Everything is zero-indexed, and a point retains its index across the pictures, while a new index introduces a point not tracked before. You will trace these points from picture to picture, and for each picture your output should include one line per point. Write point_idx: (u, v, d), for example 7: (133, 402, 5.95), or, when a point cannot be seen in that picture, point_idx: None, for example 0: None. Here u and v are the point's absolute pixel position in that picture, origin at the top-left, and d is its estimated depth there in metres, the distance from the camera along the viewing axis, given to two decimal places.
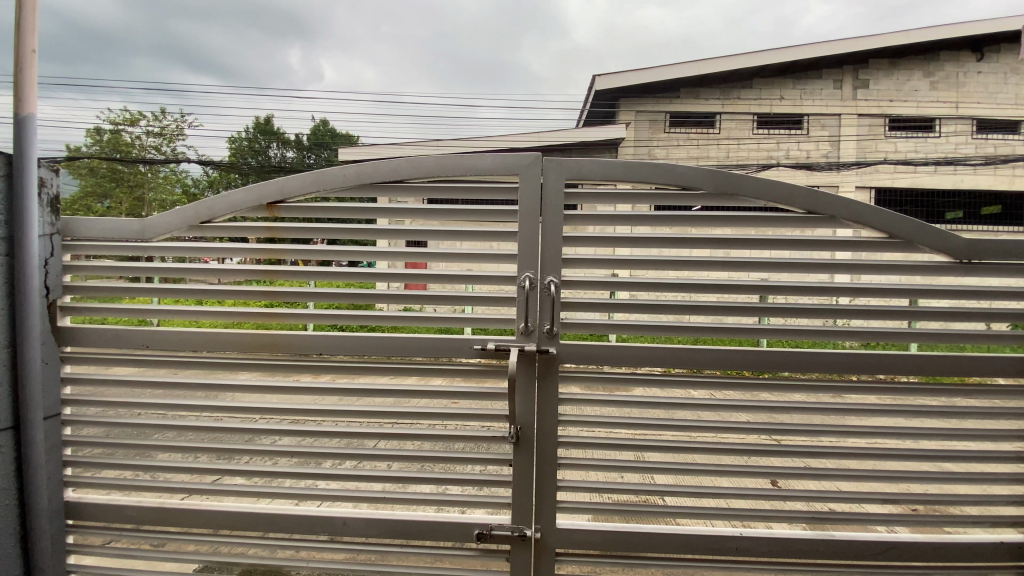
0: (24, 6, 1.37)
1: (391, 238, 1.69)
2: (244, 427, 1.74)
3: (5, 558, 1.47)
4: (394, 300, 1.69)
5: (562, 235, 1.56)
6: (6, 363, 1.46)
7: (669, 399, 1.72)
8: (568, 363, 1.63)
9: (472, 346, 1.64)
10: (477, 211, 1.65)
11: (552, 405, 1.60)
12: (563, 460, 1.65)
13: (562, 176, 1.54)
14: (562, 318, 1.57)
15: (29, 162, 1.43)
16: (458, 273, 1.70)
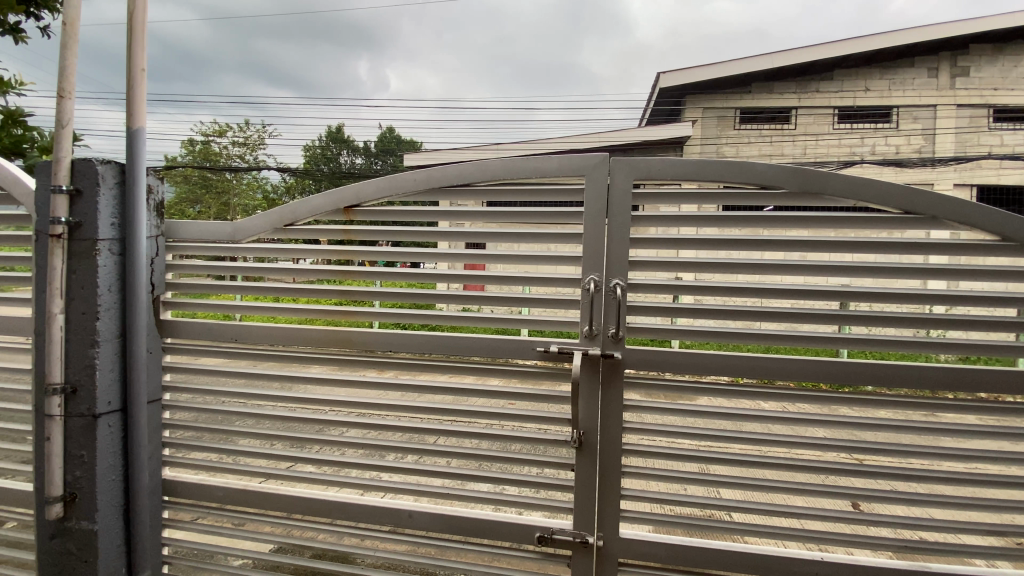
0: (135, 30, 1.53)
1: (453, 240, 1.72)
2: (314, 418, 1.83)
3: (112, 527, 1.63)
4: (453, 301, 1.73)
5: (629, 237, 1.53)
6: (117, 352, 1.63)
7: (738, 410, 1.62)
8: (631, 369, 1.59)
9: (534, 349, 1.62)
10: (537, 213, 1.63)
11: (616, 411, 1.57)
12: (626, 468, 1.61)
13: (630, 176, 1.50)
14: (627, 322, 1.54)
15: (139, 170, 1.58)
16: (517, 275, 1.70)
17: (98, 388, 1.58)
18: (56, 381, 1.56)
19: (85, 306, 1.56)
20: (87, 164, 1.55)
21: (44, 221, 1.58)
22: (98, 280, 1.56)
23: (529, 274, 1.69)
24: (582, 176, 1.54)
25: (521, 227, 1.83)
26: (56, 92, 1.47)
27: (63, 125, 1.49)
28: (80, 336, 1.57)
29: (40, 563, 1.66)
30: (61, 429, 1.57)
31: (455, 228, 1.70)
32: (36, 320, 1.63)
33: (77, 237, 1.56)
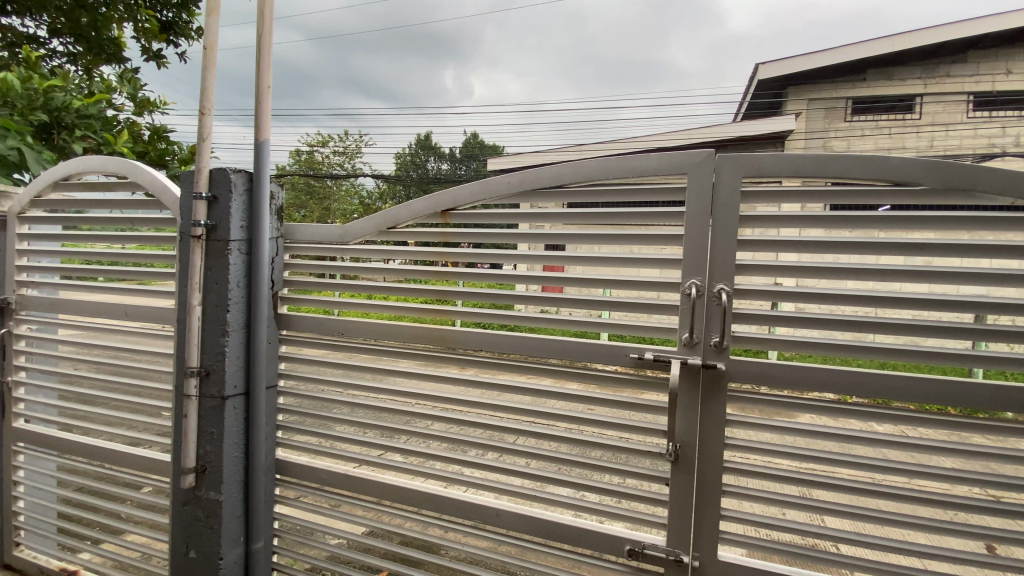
0: (264, 53, 1.70)
1: (532, 241, 1.73)
2: (404, 411, 1.91)
3: (233, 499, 1.82)
4: (531, 302, 1.74)
5: (736, 240, 1.43)
6: (242, 342, 1.82)
7: (848, 430, 1.46)
8: (735, 382, 1.49)
9: (629, 355, 1.57)
10: (622, 215, 1.59)
11: (717, 425, 1.48)
12: (726, 487, 1.51)
13: (738, 175, 1.41)
14: (732, 331, 1.44)
15: (264, 177, 1.75)
16: (595, 277, 1.65)
17: (227, 373, 1.77)
18: (194, 364, 1.77)
19: (219, 300, 1.76)
20: (222, 173, 1.75)
21: (187, 224, 1.80)
22: (229, 276, 1.76)
23: (608, 277, 1.64)
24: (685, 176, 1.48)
25: (599, 229, 1.79)
26: (199, 110, 1.67)
27: (204, 139, 1.69)
28: (214, 326, 1.77)
29: (174, 526, 1.88)
30: (196, 407, 1.79)
31: (533, 231, 1.71)
32: (178, 311, 1.86)
33: (214, 239, 1.76)
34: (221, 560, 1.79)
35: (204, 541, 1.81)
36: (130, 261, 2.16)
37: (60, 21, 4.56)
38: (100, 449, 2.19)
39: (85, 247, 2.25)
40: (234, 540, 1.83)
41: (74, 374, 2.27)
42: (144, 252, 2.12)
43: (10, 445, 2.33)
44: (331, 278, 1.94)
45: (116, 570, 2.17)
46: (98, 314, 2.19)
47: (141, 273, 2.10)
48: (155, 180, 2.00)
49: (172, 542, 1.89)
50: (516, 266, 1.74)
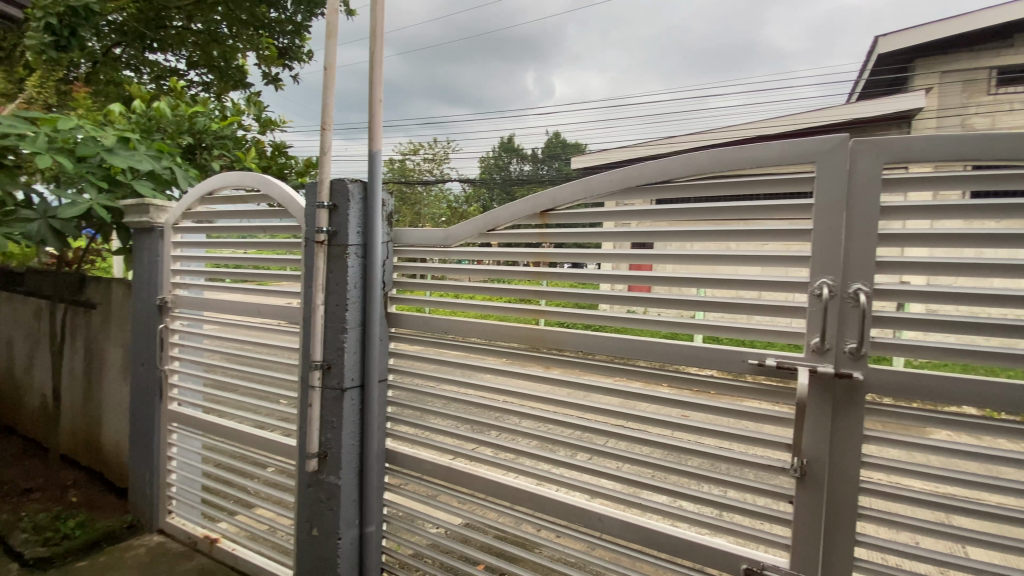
0: (375, 71, 1.84)
1: (619, 240, 1.68)
2: (495, 407, 1.89)
3: (350, 483, 1.99)
4: (617, 301, 1.69)
5: (877, 234, 1.30)
6: (358, 338, 1.98)
7: (1002, 452, 1.25)
8: (873, 394, 1.35)
9: (747, 361, 1.46)
10: (716, 210, 1.51)
11: (853, 439, 1.35)
12: (863, 510, 1.36)
13: (879, 160, 1.28)
14: (872, 336, 1.30)
15: (377, 187, 1.89)
16: (689, 276, 1.57)
17: (345, 366, 1.93)
18: (318, 358, 1.96)
19: (339, 300, 1.93)
20: (342, 183, 1.92)
21: (310, 231, 2.00)
22: (348, 278, 1.92)
23: (702, 276, 1.55)
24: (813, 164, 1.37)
25: (690, 226, 1.69)
26: (321, 126, 1.83)
27: (325, 154, 1.85)
28: (335, 324, 1.95)
29: (300, 505, 2.09)
30: (319, 397, 1.97)
31: (620, 229, 1.66)
32: (304, 310, 2.06)
33: (335, 243, 1.94)
34: (339, 539, 1.96)
35: (326, 520, 2.00)
36: (252, 264, 2.41)
37: (197, 55, 5.31)
38: (234, 432, 2.47)
39: (220, 252, 2.55)
40: (350, 522, 2.00)
41: (213, 364, 2.57)
42: (264, 257, 2.36)
43: (167, 425, 2.71)
44: (421, 279, 2.05)
45: (249, 540, 2.44)
46: (233, 311, 2.48)
47: (261, 275, 2.34)
48: (284, 192, 2.22)
49: (298, 519, 2.10)
50: (602, 265, 1.71)
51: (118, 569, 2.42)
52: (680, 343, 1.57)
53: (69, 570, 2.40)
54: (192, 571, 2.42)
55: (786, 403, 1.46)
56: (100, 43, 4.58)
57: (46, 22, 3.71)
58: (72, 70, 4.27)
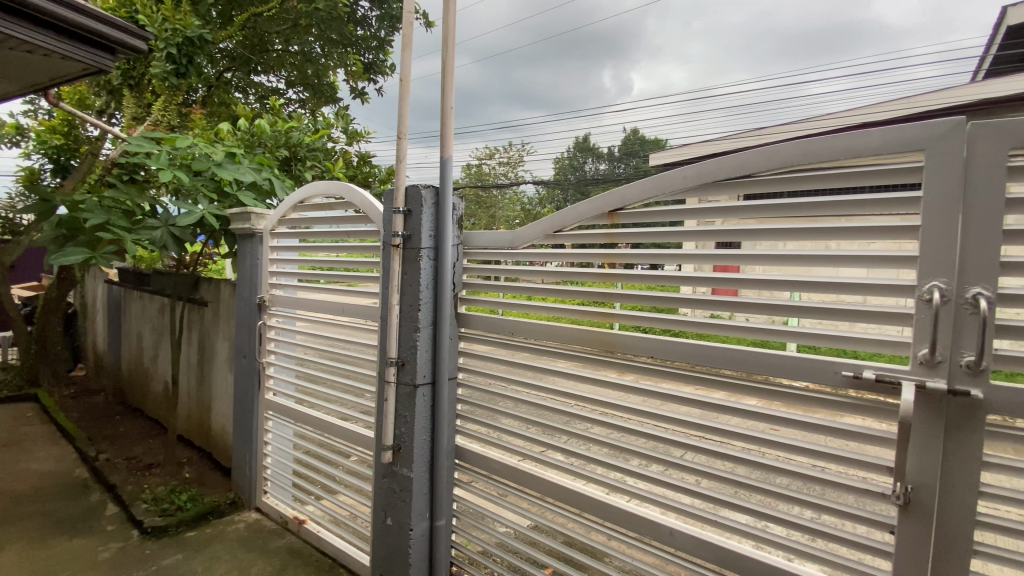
0: (447, 79, 1.90)
1: (700, 240, 1.58)
2: (564, 410, 1.87)
3: (421, 477, 2.07)
4: (698, 305, 1.60)
5: (1002, 230, 1.12)
6: (430, 337, 2.06)
7: None
8: (998, 415, 1.16)
9: (841, 372, 1.33)
10: (808, 206, 1.38)
11: (969, 466, 1.17)
12: (987, 550, 1.18)
13: (1004, 145, 1.11)
14: (996, 348, 1.13)
15: (448, 192, 1.96)
16: (779, 278, 1.45)
17: (418, 363, 2.02)
18: (393, 354, 2.06)
19: (412, 300, 2.03)
20: (416, 190, 2.01)
21: (387, 235, 2.11)
22: (420, 279, 2.00)
23: (793, 278, 1.42)
24: (922, 152, 1.22)
25: (782, 224, 1.55)
26: (397, 135, 1.93)
27: (401, 161, 1.95)
28: (408, 323, 2.05)
29: (377, 494, 2.21)
30: (394, 392, 2.08)
31: (701, 228, 1.56)
32: (381, 309, 2.18)
33: (410, 246, 2.03)
34: (411, 530, 2.05)
35: (398, 510, 2.10)
36: (342, 266, 2.57)
37: (295, 74, 5.82)
38: (321, 422, 2.65)
39: (313, 256, 2.73)
40: (421, 515, 2.08)
41: (304, 359, 2.79)
42: (352, 260, 2.50)
43: (264, 412, 2.98)
44: (493, 281, 2.07)
45: (332, 524, 2.61)
46: (321, 310, 2.67)
47: (349, 277, 2.49)
48: (364, 199, 2.37)
49: (374, 508, 2.23)
50: (682, 266, 1.62)
51: (221, 541, 2.68)
52: (765, 351, 1.46)
53: (183, 538, 2.70)
54: (284, 549, 2.63)
55: (888, 420, 1.30)
56: (214, 70, 5.14)
57: (168, 52, 4.17)
58: (191, 94, 4.81)
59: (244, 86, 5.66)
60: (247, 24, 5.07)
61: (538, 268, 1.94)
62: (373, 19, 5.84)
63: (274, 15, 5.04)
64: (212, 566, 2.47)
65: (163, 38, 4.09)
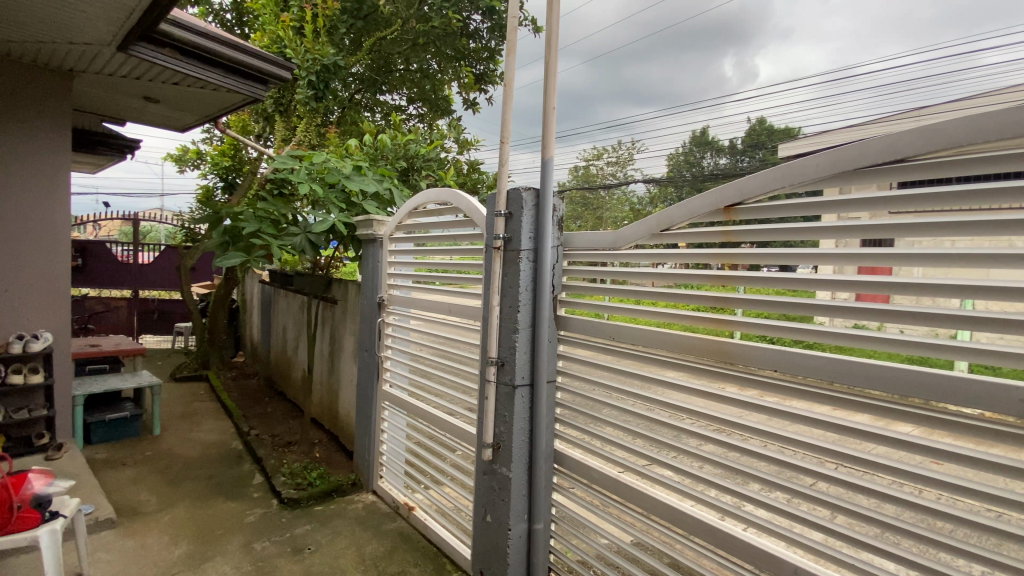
0: (550, 81, 1.90)
1: (840, 237, 1.37)
2: (671, 423, 1.74)
3: (520, 478, 2.10)
4: (836, 313, 1.38)
5: None
6: (529, 338, 2.09)
7: None
8: None
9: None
10: (984, 194, 1.13)
11: None
12: None
13: None
14: None
15: (547, 194, 1.95)
16: (945, 282, 1.20)
17: (516, 365, 2.05)
18: (493, 355, 2.12)
19: (512, 301, 2.07)
20: (517, 193, 2.05)
21: (490, 238, 2.18)
22: (520, 281, 2.03)
23: (966, 282, 1.16)
24: None
25: (952, 216, 1.28)
26: (501, 140, 1.97)
27: (503, 166, 1.99)
28: (508, 325, 2.09)
29: (478, 491, 2.29)
30: (494, 391, 2.14)
31: (841, 223, 1.35)
32: (484, 310, 2.26)
33: (510, 248, 2.08)
34: (510, 530, 2.09)
35: (498, 509, 2.15)
36: (455, 269, 2.66)
37: (415, 91, 6.27)
38: (431, 416, 2.79)
39: (430, 259, 2.87)
40: (520, 516, 2.11)
41: (416, 355, 2.95)
42: (463, 262, 2.60)
43: (383, 403, 3.22)
44: (598, 283, 2.00)
45: (438, 514, 2.74)
46: (433, 309, 2.81)
47: (461, 279, 2.59)
48: (472, 204, 2.45)
49: (476, 504, 2.31)
50: (817, 267, 1.41)
51: (342, 518, 2.95)
52: (923, 369, 1.22)
53: (312, 511, 3.02)
54: (395, 532, 2.82)
55: None
56: (347, 92, 5.73)
57: (308, 80, 4.72)
58: (328, 116, 5.40)
59: (371, 106, 6.22)
60: (373, 48, 5.55)
61: (648, 269, 1.83)
62: (485, 31, 6.04)
63: (396, 37, 5.46)
64: (334, 540, 2.73)
65: (305, 67, 4.64)
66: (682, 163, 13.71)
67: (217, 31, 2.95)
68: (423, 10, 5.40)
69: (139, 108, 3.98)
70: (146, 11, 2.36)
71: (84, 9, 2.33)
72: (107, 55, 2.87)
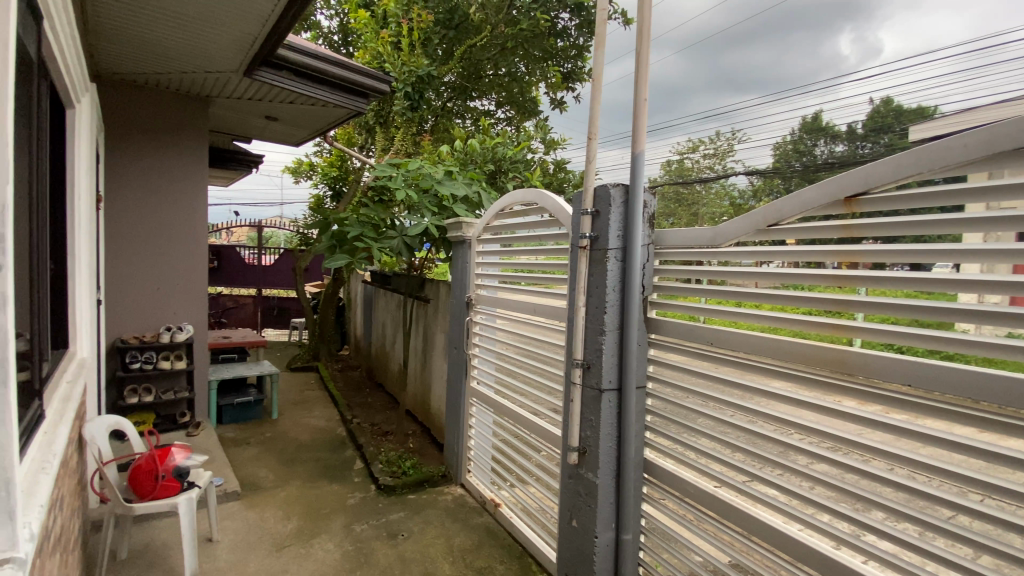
0: (641, 71, 1.82)
1: (995, 230, 1.15)
2: (774, 437, 1.58)
3: (607, 485, 2.04)
4: (987, 320, 1.16)
5: None
6: (617, 341, 2.02)
7: None
8: None
9: None
10: None
11: None
12: None
13: None
14: None
15: (637, 191, 1.87)
16: None
17: (603, 368, 2.00)
18: (579, 356, 2.10)
19: (598, 302, 2.02)
20: (604, 190, 1.99)
21: (576, 237, 2.15)
22: (607, 282, 1.98)
23: None
24: None
25: None
26: (588, 136, 1.93)
27: (591, 163, 1.94)
28: (594, 326, 2.05)
29: (564, 494, 2.27)
30: (580, 394, 2.11)
31: (997, 213, 1.14)
32: (570, 311, 2.24)
33: (597, 248, 2.03)
34: (596, 538, 2.04)
35: (584, 515, 2.11)
36: (541, 268, 2.65)
37: (503, 95, 6.39)
38: (516, 414, 2.82)
39: (516, 259, 2.89)
40: (607, 525, 2.05)
41: (502, 354, 2.99)
42: (550, 262, 2.59)
43: (471, 400, 3.31)
44: (692, 283, 1.88)
45: (524, 513, 2.76)
46: (520, 309, 2.83)
47: (546, 279, 2.58)
48: (558, 204, 2.43)
49: (562, 507, 2.28)
50: (964, 266, 1.20)
51: (433, 508, 3.08)
52: None
53: (405, 500, 3.18)
54: (481, 527, 2.89)
55: None
56: (440, 101, 6.00)
57: (405, 91, 5.01)
58: (423, 124, 5.70)
59: (463, 112, 6.46)
60: (464, 56, 5.74)
61: (749, 268, 1.68)
62: (573, 29, 5.99)
63: (486, 43, 5.59)
64: (424, 528, 2.86)
65: (402, 80, 4.94)
66: (790, 153, 12.47)
67: (326, 51, 3.22)
68: (511, 15, 5.48)
69: (262, 126, 4.46)
70: (265, 37, 2.63)
71: (216, 40, 2.66)
72: (236, 80, 3.25)
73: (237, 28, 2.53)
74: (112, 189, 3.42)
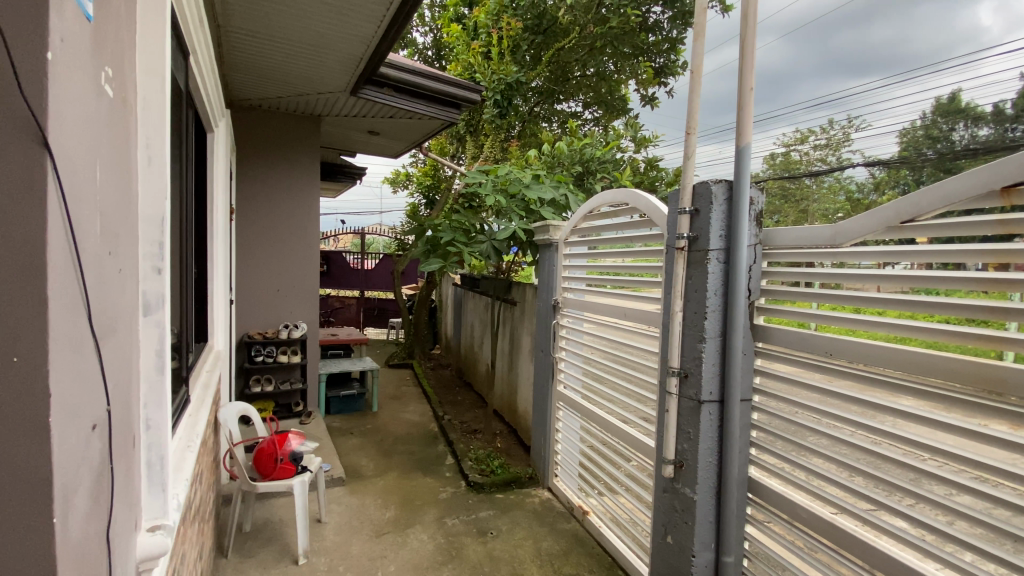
0: (746, 58, 1.69)
1: None
2: (907, 463, 1.38)
3: (706, 502, 1.92)
4: None
5: None
6: (718, 348, 1.89)
7: None
8: None
9: None
10: None
11: None
12: None
13: None
14: None
15: (742, 187, 1.75)
16: None
17: (702, 377, 1.89)
18: (675, 364, 2.00)
19: (697, 307, 1.91)
20: (704, 187, 1.88)
21: (672, 238, 2.06)
22: (707, 286, 1.86)
23: None
24: None
25: None
26: (686, 131, 1.83)
27: (689, 159, 1.84)
28: (693, 332, 1.94)
29: (658, 508, 2.17)
30: (677, 404, 2.00)
31: None
32: (665, 316, 2.14)
33: (696, 249, 1.92)
34: (694, 557, 1.92)
35: (680, 532, 2.00)
36: (629, 271, 2.56)
37: (591, 96, 6.31)
38: (604, 420, 2.75)
39: (602, 261, 2.82)
40: (705, 544, 1.93)
41: (589, 358, 2.93)
42: (639, 264, 2.49)
43: (558, 403, 3.30)
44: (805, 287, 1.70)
45: (612, 522, 2.69)
46: (609, 312, 2.76)
47: (636, 282, 2.49)
48: (650, 204, 2.34)
49: (655, 521, 2.19)
50: None
51: (520, 509, 3.11)
52: None
53: (493, 498, 3.24)
54: (569, 532, 2.86)
55: None
56: (528, 106, 6.07)
57: (494, 99, 5.13)
58: (511, 130, 5.80)
59: (549, 116, 6.48)
60: (552, 60, 5.75)
61: (874, 271, 1.49)
62: (666, 22, 5.75)
63: (574, 45, 5.56)
64: (512, 528, 2.89)
65: (491, 88, 5.07)
66: (921, 139, 10.92)
67: (422, 66, 3.40)
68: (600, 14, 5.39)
69: (364, 140, 4.81)
70: (368, 57, 2.83)
71: (327, 63, 2.91)
72: (343, 99, 3.54)
73: (345, 51, 2.75)
74: (243, 203, 3.88)
